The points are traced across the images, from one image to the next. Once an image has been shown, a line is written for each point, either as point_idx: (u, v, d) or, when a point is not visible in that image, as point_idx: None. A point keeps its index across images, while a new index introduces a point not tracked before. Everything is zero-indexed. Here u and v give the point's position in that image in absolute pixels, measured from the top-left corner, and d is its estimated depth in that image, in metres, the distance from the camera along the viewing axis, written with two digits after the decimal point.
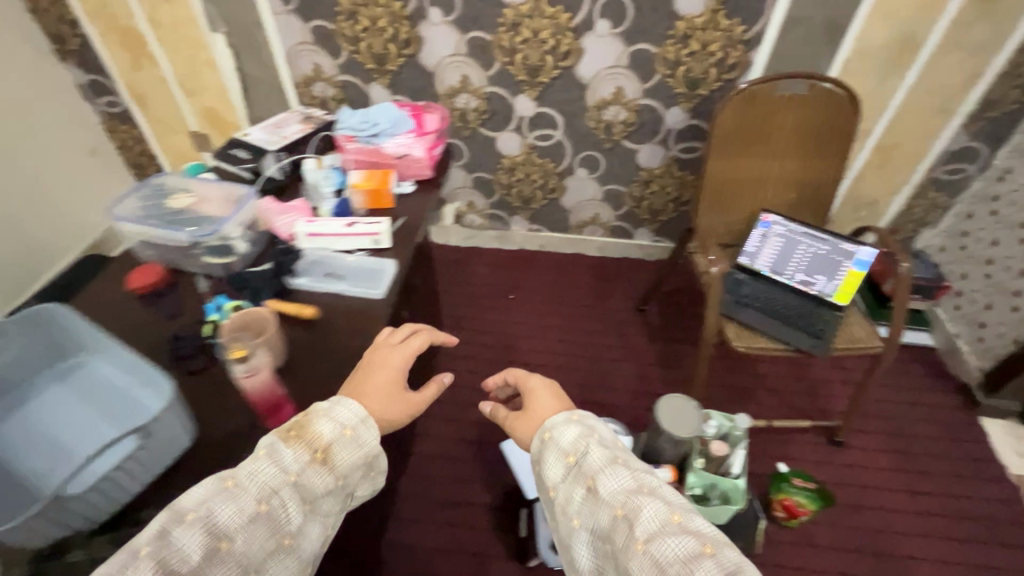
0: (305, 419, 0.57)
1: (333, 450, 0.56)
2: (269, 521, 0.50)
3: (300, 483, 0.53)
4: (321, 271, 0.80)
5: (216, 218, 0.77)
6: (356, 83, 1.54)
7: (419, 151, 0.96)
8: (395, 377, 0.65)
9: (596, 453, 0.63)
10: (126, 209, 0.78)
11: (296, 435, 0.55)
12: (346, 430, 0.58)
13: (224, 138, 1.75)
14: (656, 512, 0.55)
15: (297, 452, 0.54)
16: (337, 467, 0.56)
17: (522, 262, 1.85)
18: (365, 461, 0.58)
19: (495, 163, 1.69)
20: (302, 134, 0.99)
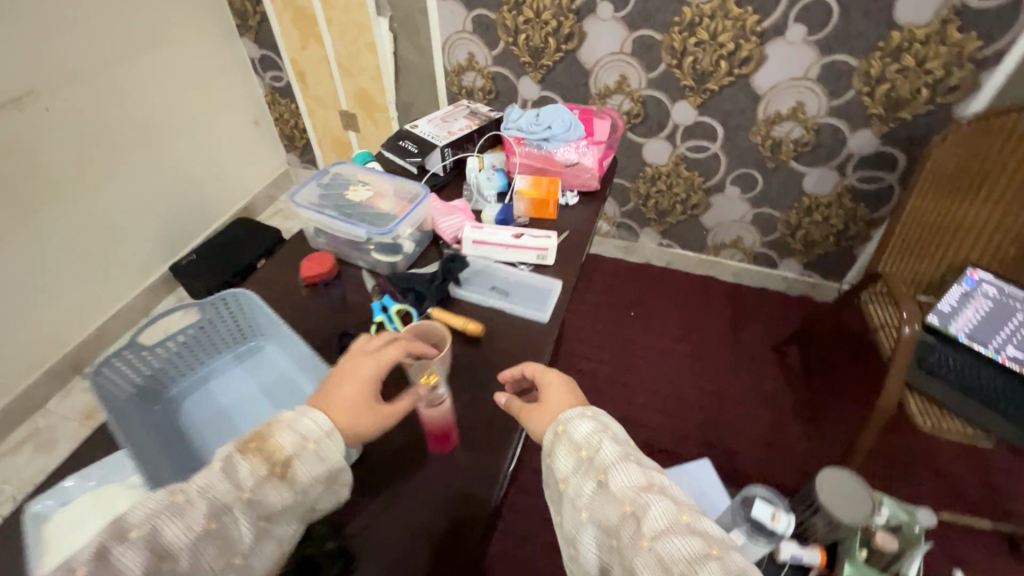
0: (265, 432, 0.53)
1: (293, 467, 0.52)
2: (217, 541, 0.48)
3: (253, 503, 0.50)
4: (486, 283, 0.76)
5: (394, 214, 0.75)
6: (507, 75, 1.50)
7: (591, 160, 0.89)
8: (357, 391, 0.59)
9: (608, 447, 0.55)
10: (303, 194, 0.77)
11: (257, 448, 0.52)
12: (309, 443, 0.54)
13: (370, 119, 1.80)
14: (665, 513, 0.48)
15: (253, 467, 0.51)
16: (296, 485, 0.52)
17: (647, 278, 1.74)
18: (330, 477, 0.55)
19: (636, 171, 1.58)
20: (469, 130, 0.95)
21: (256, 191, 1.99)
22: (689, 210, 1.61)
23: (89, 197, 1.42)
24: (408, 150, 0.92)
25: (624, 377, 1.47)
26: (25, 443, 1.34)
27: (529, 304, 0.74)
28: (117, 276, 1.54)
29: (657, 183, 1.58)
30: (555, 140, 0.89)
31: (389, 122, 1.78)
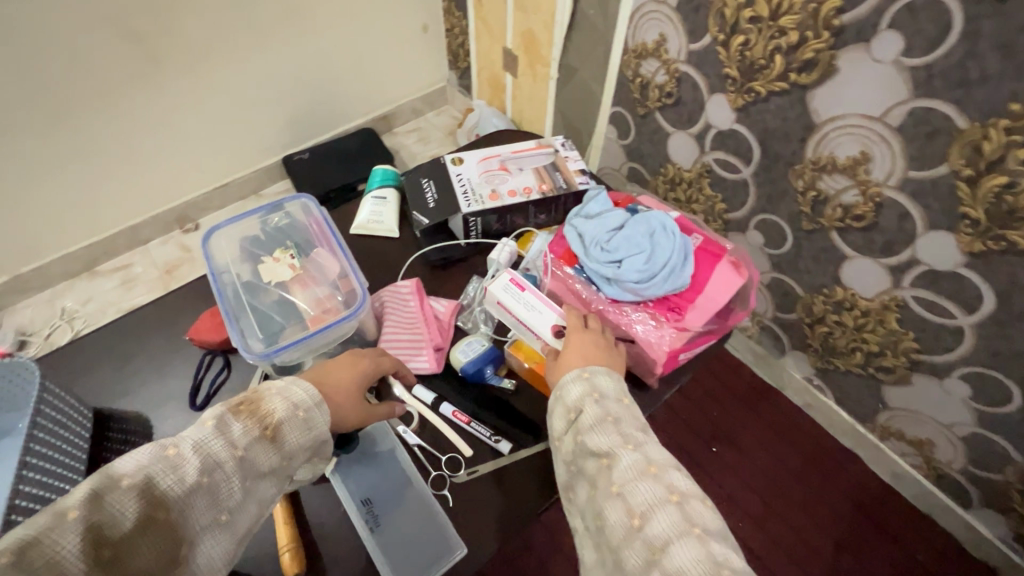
0: (257, 395, 0.47)
1: (283, 432, 0.46)
2: (210, 495, 0.41)
3: (245, 462, 0.44)
4: (369, 506, 0.54)
5: (296, 321, 0.54)
6: (697, 82, 1.03)
7: (658, 345, 0.53)
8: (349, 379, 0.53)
9: (592, 411, 0.48)
10: (229, 229, 0.59)
11: (250, 410, 0.45)
12: (298, 411, 0.47)
13: (531, 69, 1.47)
14: (634, 464, 0.44)
15: (245, 427, 0.45)
16: (283, 451, 0.46)
17: (761, 414, 1.30)
18: (316, 449, 0.49)
19: (821, 283, 1.06)
20: (521, 199, 0.63)
21: (402, 101, 1.83)
22: (872, 369, 1.06)
23: (232, 72, 1.37)
24: (425, 195, 0.65)
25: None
26: (117, 272, 1.50)
27: (400, 562, 0.52)
28: (236, 151, 1.54)
29: (841, 313, 1.05)
30: (616, 286, 0.55)
31: (549, 81, 1.43)
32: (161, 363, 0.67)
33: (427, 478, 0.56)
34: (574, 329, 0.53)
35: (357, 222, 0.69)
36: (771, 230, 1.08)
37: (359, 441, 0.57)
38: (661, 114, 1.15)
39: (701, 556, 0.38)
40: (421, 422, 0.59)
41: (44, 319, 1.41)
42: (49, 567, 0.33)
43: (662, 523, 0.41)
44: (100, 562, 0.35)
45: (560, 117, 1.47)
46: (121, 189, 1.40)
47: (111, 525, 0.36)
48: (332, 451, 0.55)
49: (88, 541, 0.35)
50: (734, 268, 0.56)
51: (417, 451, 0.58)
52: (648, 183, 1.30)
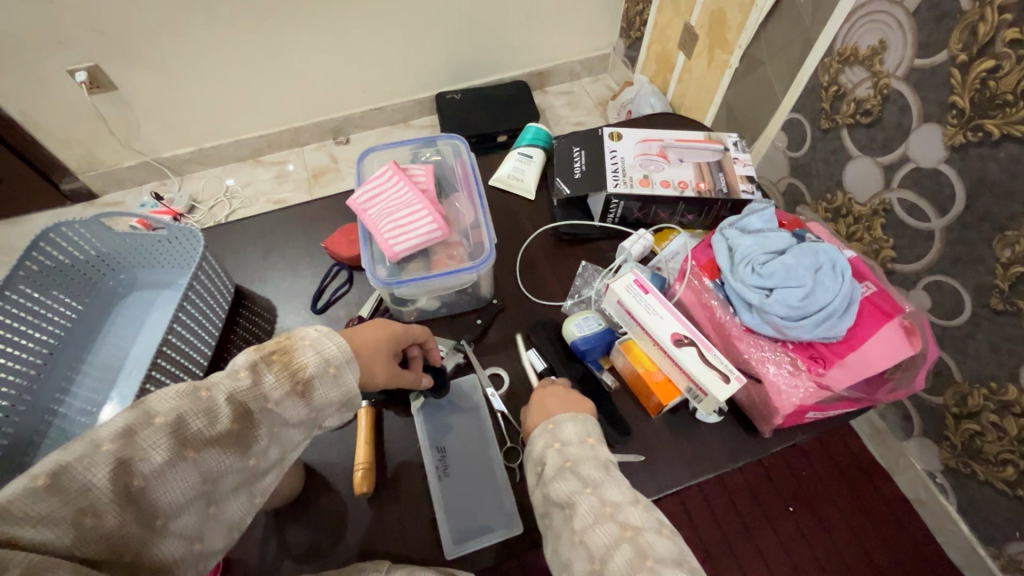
0: (288, 344, 0.45)
1: (313, 389, 0.44)
2: (238, 441, 0.39)
3: (267, 410, 0.41)
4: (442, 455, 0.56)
5: (422, 260, 0.54)
6: (908, 105, 0.87)
7: (787, 395, 0.48)
8: (385, 334, 0.51)
9: (550, 460, 0.45)
10: (384, 154, 0.63)
11: (281, 360, 0.43)
12: (330, 368, 0.45)
13: (709, 53, 1.35)
14: (590, 510, 0.41)
15: (278, 380, 0.43)
16: (312, 405, 0.45)
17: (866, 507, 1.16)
18: (346, 401, 0.47)
19: (990, 374, 0.88)
20: (674, 192, 0.58)
21: (563, 61, 1.79)
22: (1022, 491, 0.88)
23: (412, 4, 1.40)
24: (573, 164, 0.62)
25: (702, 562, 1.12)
26: (274, 166, 1.66)
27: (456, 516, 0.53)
28: (397, 79, 1.61)
29: (1003, 417, 0.87)
30: (758, 315, 0.49)
31: (726, 70, 1.31)
32: (295, 260, 0.73)
33: (501, 447, 0.56)
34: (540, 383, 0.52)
35: (498, 175, 0.68)
36: (945, 297, 0.91)
37: (447, 391, 0.58)
38: (850, 133, 1.00)
39: (618, 541, 0.38)
40: (510, 389, 0.58)
41: (212, 192, 1.60)
42: (80, 493, 0.32)
43: (600, 537, 0.39)
44: (129, 490, 0.34)
45: (725, 112, 1.35)
46: (292, 95, 1.52)
47: (139, 458, 0.35)
48: (423, 392, 0.58)
49: (118, 473, 0.34)
50: (904, 335, 0.48)
51: (500, 417, 0.57)
52: (806, 206, 1.15)
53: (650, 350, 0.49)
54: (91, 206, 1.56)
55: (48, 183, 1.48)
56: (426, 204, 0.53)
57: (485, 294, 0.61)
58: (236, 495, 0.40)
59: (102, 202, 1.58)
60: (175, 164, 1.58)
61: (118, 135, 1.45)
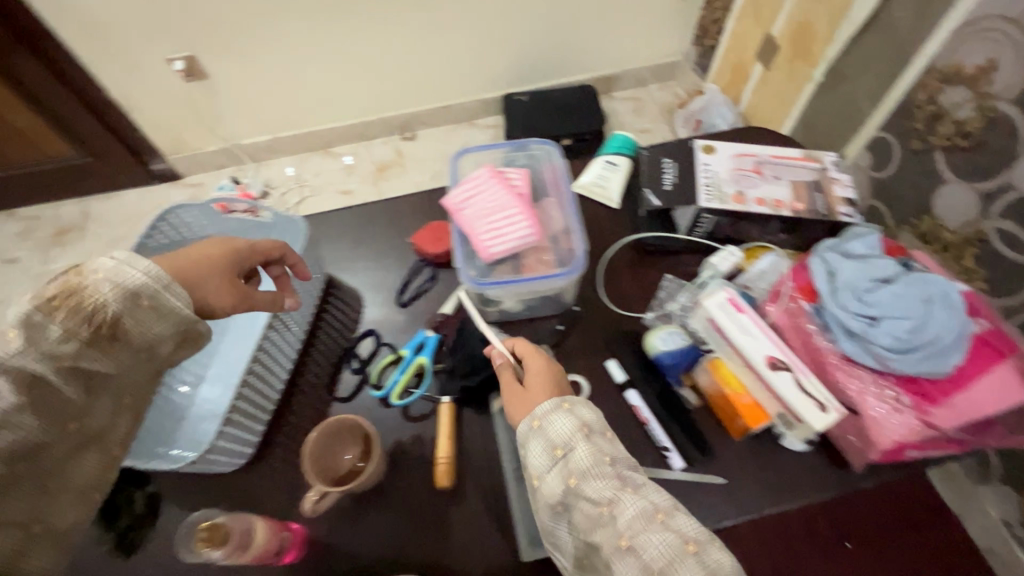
0: (74, 285, 0.53)
1: (121, 323, 0.55)
2: (37, 388, 0.51)
3: (83, 351, 0.53)
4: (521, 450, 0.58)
5: (512, 262, 0.55)
6: (1017, 130, 0.82)
7: (887, 428, 0.49)
8: (222, 251, 0.66)
9: (584, 451, 0.53)
10: (478, 154, 0.64)
11: (62, 304, 0.52)
12: (140, 299, 0.56)
13: (790, 65, 1.30)
14: (640, 511, 0.48)
15: (68, 323, 0.52)
16: (133, 334, 0.56)
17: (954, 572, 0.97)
18: (175, 320, 0.59)
19: None
20: (770, 210, 0.56)
21: (631, 66, 1.77)
22: None
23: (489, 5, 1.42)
24: (663, 175, 0.60)
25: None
26: (343, 158, 1.72)
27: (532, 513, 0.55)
28: (465, 78, 1.63)
29: None
30: (859, 344, 0.50)
31: (806, 85, 1.26)
32: None
33: None
34: (534, 358, 0.62)
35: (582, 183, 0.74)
36: None
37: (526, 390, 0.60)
38: (945, 155, 0.94)
39: (668, 539, 0.46)
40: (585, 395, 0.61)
41: (283, 179, 1.67)
42: None
43: (647, 538, 0.46)
44: None
45: (803, 126, 1.30)
46: (366, 90, 1.57)
47: None
48: None
49: None
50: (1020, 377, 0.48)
51: None
52: (889, 229, 1.09)
53: (741, 373, 0.56)
54: (174, 186, 1.66)
55: (139, 162, 1.59)
56: (528, 215, 0.55)
57: (565, 300, 0.60)
58: (99, 403, 0.57)
59: (184, 182, 1.67)
60: (252, 150, 1.65)
61: (204, 121, 1.53)
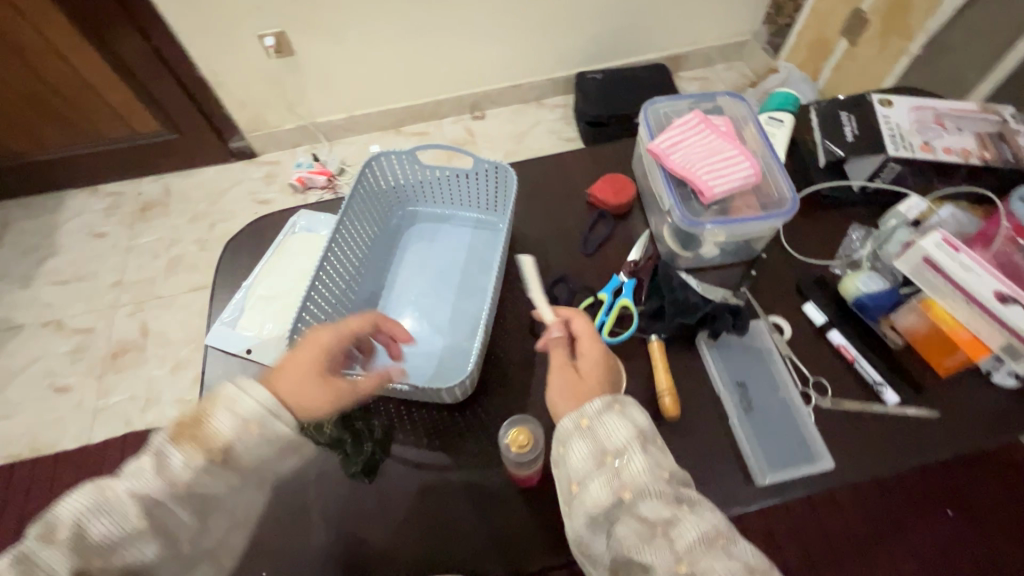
0: (203, 409, 0.35)
1: (236, 455, 0.35)
2: (155, 534, 0.33)
3: (191, 496, 0.34)
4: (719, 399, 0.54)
5: (720, 204, 0.53)
6: None
7: None
8: (312, 350, 0.41)
9: (639, 461, 0.35)
10: (666, 105, 0.61)
11: (191, 435, 0.34)
12: (247, 424, 0.35)
13: (881, 38, 1.29)
14: (701, 532, 0.32)
15: (188, 458, 0.34)
16: (243, 471, 0.36)
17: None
18: (286, 450, 0.37)
19: None
20: (958, 158, 0.58)
21: (701, 46, 1.75)
22: None
23: None
24: (843, 129, 0.62)
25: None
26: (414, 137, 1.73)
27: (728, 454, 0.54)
28: (538, 58, 1.63)
29: None
30: None
31: (901, 58, 1.25)
32: None
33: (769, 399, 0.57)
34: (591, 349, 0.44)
35: None
36: None
37: (747, 331, 0.54)
38: None
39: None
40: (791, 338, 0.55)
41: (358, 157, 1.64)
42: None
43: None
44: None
45: None
46: (442, 68, 1.57)
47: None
48: (716, 330, 0.52)
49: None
50: None
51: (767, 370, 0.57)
52: None
53: (956, 309, 0.49)
54: (250, 165, 1.63)
55: (219, 140, 1.56)
56: (744, 153, 0.53)
57: (757, 247, 0.58)
58: (228, 517, 0.37)
59: (260, 160, 1.64)
60: (327, 129, 1.63)
61: (287, 98, 1.51)
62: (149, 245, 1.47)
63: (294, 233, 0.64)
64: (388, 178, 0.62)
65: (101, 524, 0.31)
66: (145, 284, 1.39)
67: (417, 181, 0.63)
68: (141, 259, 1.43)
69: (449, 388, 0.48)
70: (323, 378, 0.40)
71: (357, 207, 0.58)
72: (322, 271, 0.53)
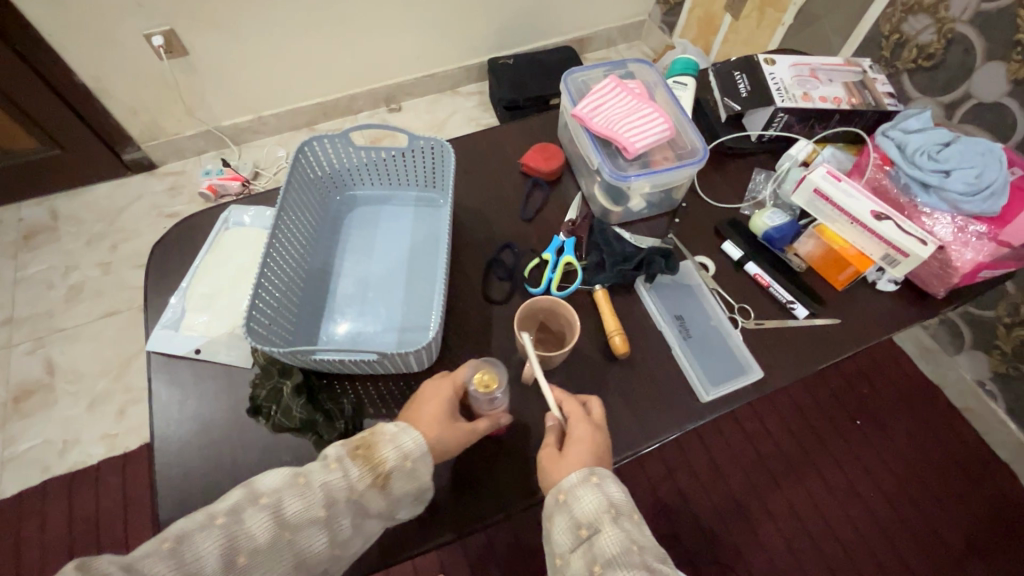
0: (372, 433, 0.43)
1: (393, 482, 0.42)
2: (311, 535, 0.40)
3: (358, 503, 0.42)
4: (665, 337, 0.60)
5: (642, 159, 0.58)
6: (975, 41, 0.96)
7: (963, 257, 0.56)
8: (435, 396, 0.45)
9: (611, 532, 0.39)
10: (584, 74, 0.65)
11: (364, 454, 0.42)
12: (405, 462, 0.42)
13: (760, 13, 1.43)
14: None
15: (359, 474, 0.42)
16: (392, 498, 0.42)
17: (932, 432, 1.05)
18: (421, 494, 0.44)
19: None
20: (832, 105, 0.67)
21: (603, 26, 1.82)
22: None
23: None
24: (737, 86, 0.69)
25: (738, 499, 0.95)
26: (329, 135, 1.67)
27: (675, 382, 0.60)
28: (449, 47, 1.62)
29: None
30: (935, 195, 0.57)
31: (778, 28, 1.38)
32: None
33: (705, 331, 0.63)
34: (580, 421, 0.45)
35: None
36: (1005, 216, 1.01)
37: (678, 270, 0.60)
38: None
39: None
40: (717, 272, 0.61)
41: (274, 160, 1.53)
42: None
43: None
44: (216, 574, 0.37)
45: None
46: (353, 62, 1.51)
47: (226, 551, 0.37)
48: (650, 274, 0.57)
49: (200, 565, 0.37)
50: None
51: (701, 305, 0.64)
52: None
53: (844, 230, 0.57)
54: (152, 176, 1.46)
55: (109, 151, 1.38)
56: (659, 111, 0.59)
57: (678, 197, 0.64)
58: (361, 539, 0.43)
59: (161, 172, 1.47)
60: (234, 133, 1.50)
61: (182, 101, 1.37)
62: (41, 274, 1.27)
63: (226, 228, 0.62)
64: (322, 162, 0.61)
65: (293, 501, 0.40)
66: (42, 317, 1.20)
67: (352, 164, 0.63)
68: (34, 290, 1.24)
69: (413, 356, 0.50)
70: (449, 425, 0.44)
71: (294, 192, 0.58)
72: (269, 258, 0.52)
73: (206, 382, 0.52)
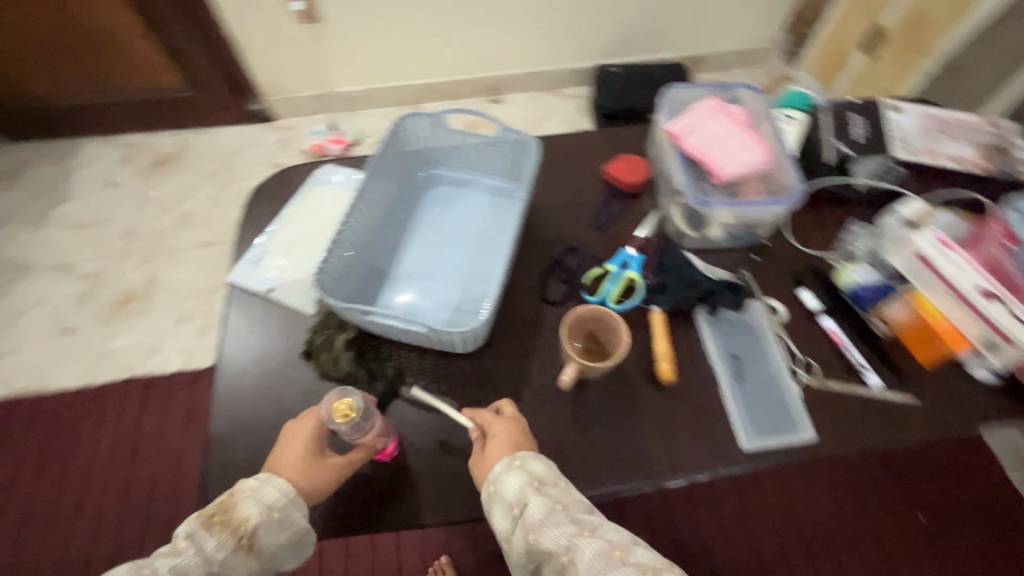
0: (228, 501, 0.43)
1: (259, 538, 0.43)
2: None
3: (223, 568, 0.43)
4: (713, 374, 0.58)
5: (729, 187, 0.56)
6: None
7: None
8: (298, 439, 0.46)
9: (537, 503, 0.43)
10: (687, 92, 0.63)
11: (221, 521, 0.43)
12: (272, 513, 0.43)
13: (900, 57, 1.31)
14: (597, 551, 0.40)
15: (221, 541, 0.42)
16: (262, 556, 0.44)
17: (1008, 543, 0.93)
18: (298, 543, 0.45)
19: None
20: (957, 166, 0.61)
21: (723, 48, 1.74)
22: None
23: None
24: (852, 129, 0.64)
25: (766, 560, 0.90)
26: None
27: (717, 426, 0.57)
28: (560, 47, 1.62)
29: None
30: None
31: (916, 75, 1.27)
32: None
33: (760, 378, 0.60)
34: (492, 419, 0.48)
35: None
36: None
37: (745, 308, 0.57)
38: None
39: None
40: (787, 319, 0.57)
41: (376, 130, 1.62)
42: None
43: None
44: None
45: None
46: (465, 49, 1.55)
47: None
48: (714, 306, 0.56)
49: None
50: None
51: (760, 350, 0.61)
52: None
53: (944, 305, 0.52)
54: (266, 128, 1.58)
55: (236, 99, 1.51)
56: (758, 141, 0.56)
57: (761, 235, 0.61)
58: None
59: (276, 125, 1.59)
60: (344, 100, 1.60)
61: (304, 63, 1.47)
62: (163, 197, 1.42)
63: (319, 184, 0.66)
64: (417, 137, 0.64)
65: None
66: (156, 236, 1.35)
67: (443, 144, 0.65)
68: (152, 212, 1.39)
69: (460, 337, 0.51)
70: (320, 467, 0.46)
71: (386, 160, 0.61)
72: (351, 216, 0.56)
73: (273, 321, 0.57)
